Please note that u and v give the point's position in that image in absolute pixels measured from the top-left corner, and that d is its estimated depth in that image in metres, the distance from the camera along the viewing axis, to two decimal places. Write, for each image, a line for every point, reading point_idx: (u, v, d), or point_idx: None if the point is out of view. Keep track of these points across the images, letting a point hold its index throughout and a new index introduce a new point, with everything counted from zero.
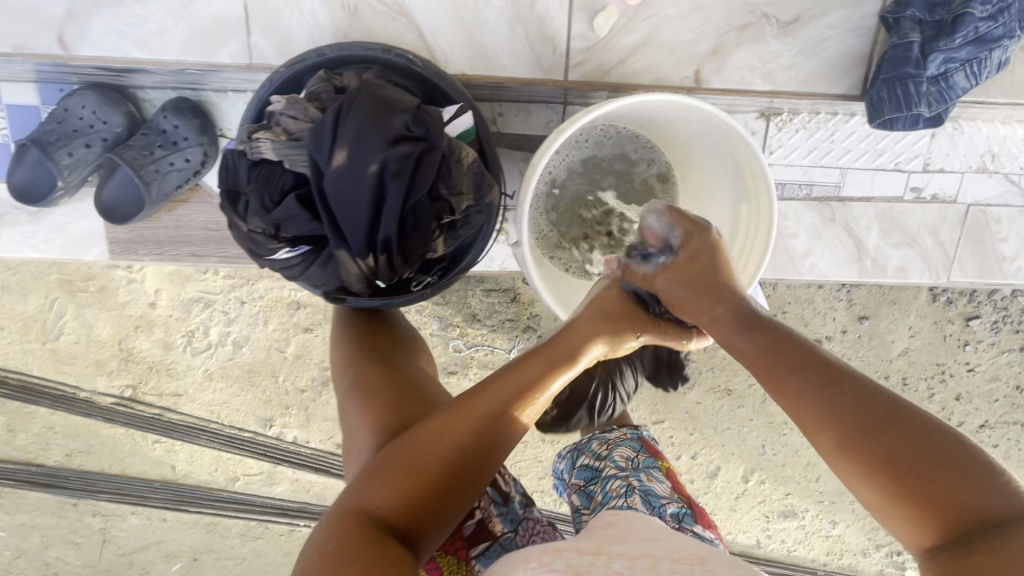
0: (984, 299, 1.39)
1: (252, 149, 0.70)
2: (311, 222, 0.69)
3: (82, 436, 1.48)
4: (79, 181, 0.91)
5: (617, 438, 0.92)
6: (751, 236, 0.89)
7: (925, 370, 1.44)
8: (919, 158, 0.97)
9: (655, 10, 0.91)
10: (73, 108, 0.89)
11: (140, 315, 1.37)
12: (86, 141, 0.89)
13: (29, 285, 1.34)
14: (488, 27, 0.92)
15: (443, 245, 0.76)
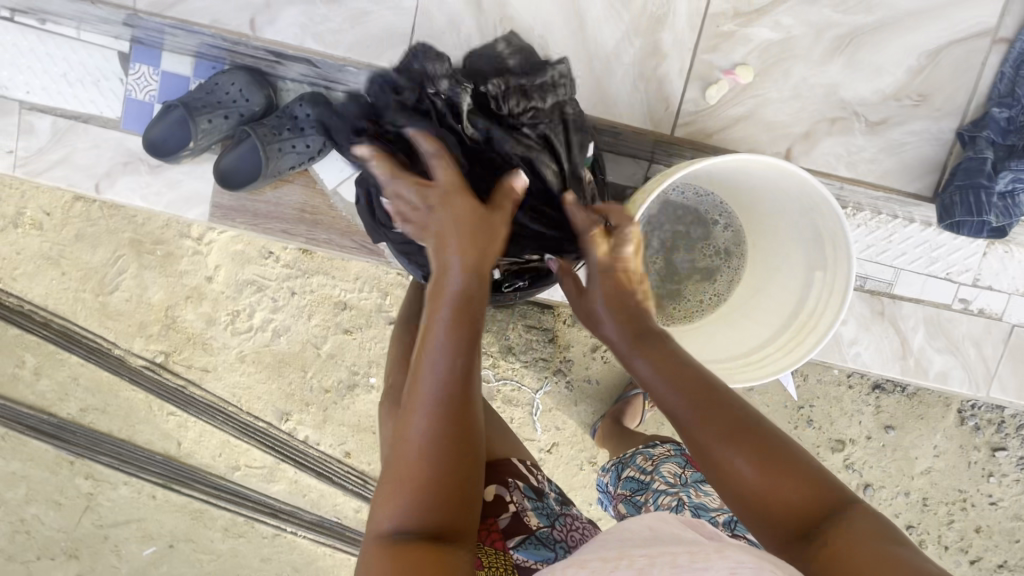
0: (1011, 432, 1.39)
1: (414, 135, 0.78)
2: None
3: (101, 394, 1.48)
4: (206, 146, 1.00)
5: (663, 454, 1.00)
6: (822, 301, 0.92)
7: (946, 495, 1.42)
8: (970, 272, 1.03)
9: (760, 92, 1.01)
10: (223, 83, 1.00)
11: (195, 287, 1.43)
12: (225, 112, 0.98)
13: (102, 238, 1.41)
14: (614, 79, 1.02)
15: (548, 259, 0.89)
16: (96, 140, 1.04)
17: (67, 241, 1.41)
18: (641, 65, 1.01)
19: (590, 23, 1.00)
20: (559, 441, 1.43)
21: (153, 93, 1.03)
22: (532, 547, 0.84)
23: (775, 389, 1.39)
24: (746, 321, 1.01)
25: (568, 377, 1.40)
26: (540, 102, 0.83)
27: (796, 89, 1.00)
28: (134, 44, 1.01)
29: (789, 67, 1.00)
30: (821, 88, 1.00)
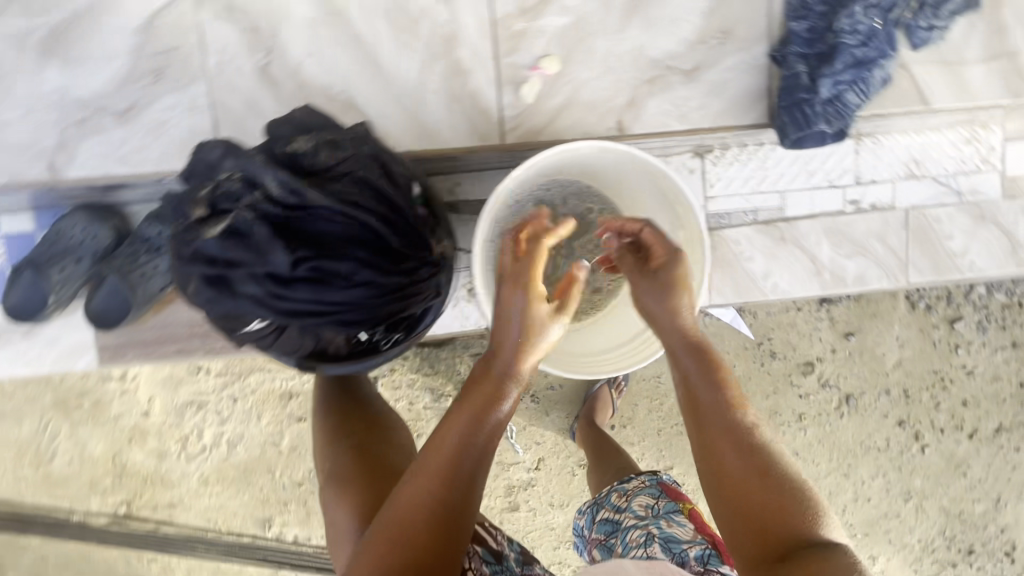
0: (962, 300, 1.41)
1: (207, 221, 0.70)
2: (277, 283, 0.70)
3: (75, 565, 1.41)
4: (70, 295, 0.96)
5: (637, 486, 0.96)
6: (693, 256, 0.96)
7: (924, 380, 1.43)
8: (850, 173, 1.00)
9: (571, 76, 1.02)
10: (66, 228, 0.95)
11: (134, 426, 1.37)
12: (77, 256, 0.94)
13: (23, 410, 1.35)
14: (426, 108, 1.02)
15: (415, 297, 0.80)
16: None
17: None
18: (450, 87, 1.02)
19: (386, 64, 1.00)
20: (544, 455, 1.41)
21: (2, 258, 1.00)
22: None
23: (731, 334, 1.39)
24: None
25: (532, 392, 1.38)
26: (302, 148, 0.76)
27: (605, 62, 1.01)
28: None
29: (591, 45, 1.01)
30: (628, 55, 1.01)
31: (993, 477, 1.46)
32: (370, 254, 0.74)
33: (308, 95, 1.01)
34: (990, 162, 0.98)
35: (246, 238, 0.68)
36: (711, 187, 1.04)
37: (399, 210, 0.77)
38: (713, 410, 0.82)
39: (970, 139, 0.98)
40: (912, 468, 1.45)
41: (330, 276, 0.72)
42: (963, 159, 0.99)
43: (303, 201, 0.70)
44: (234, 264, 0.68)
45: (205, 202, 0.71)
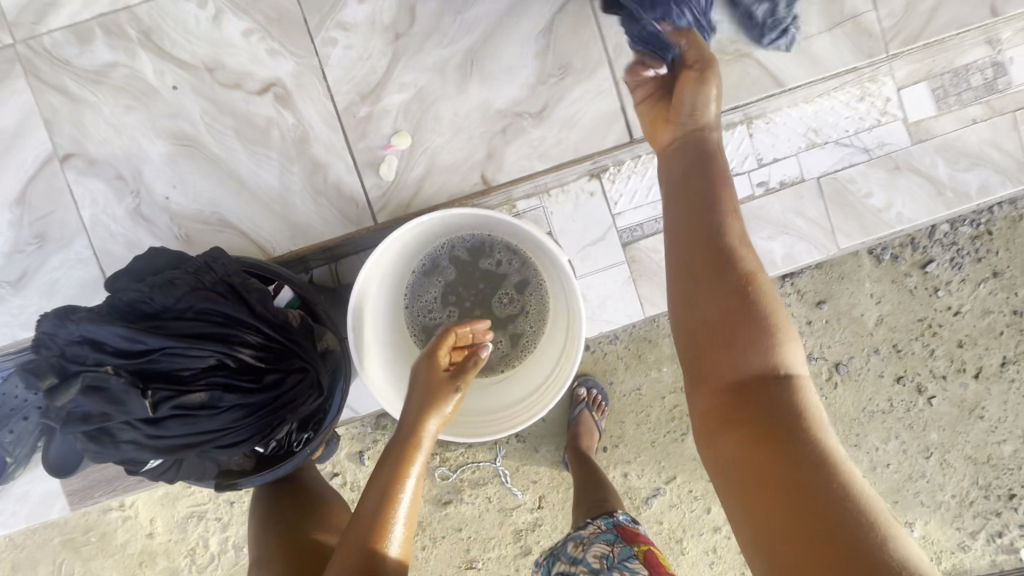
0: (928, 243, 1.36)
1: (61, 397, 0.73)
2: (155, 430, 0.75)
3: None
4: (28, 450, 0.93)
5: (593, 533, 0.96)
6: (572, 300, 0.87)
7: (911, 331, 1.37)
8: (751, 157, 0.95)
9: (427, 143, 1.05)
10: (9, 387, 0.92)
11: (142, 549, 1.39)
12: (23, 414, 0.90)
13: (36, 556, 1.39)
14: (296, 207, 1.06)
15: (303, 403, 0.86)
16: None
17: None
18: (310, 184, 1.05)
19: (244, 178, 1.05)
20: (544, 491, 1.39)
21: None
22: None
23: None
24: (556, 339, 0.93)
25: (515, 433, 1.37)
26: (139, 293, 0.77)
27: (454, 125, 1.04)
28: None
29: (436, 111, 1.04)
30: (475, 111, 1.04)
31: (1014, 413, 1.38)
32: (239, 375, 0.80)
33: (180, 223, 1.05)
34: (889, 112, 0.94)
35: (109, 392, 0.72)
36: (616, 204, 1.10)
37: (260, 329, 0.83)
38: (727, 358, 0.69)
39: (862, 96, 0.93)
40: (925, 423, 1.38)
41: (197, 407, 0.77)
42: (860, 116, 0.94)
43: (154, 347, 0.75)
44: (108, 420, 0.73)
45: (58, 374, 0.74)
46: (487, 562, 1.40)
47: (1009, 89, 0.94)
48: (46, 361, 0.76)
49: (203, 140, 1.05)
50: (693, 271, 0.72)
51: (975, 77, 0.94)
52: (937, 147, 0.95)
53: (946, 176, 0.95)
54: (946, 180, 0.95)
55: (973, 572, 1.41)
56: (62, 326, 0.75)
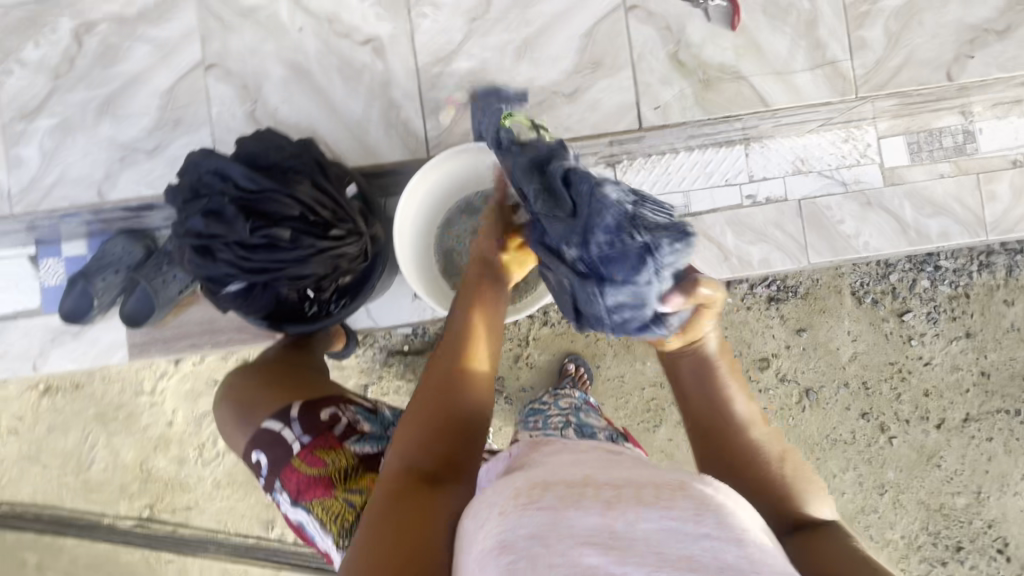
0: (908, 294, 1.48)
1: (191, 207, 0.72)
2: (235, 254, 0.72)
3: (104, 566, 1.57)
4: (109, 301, 1.10)
5: (563, 397, 1.07)
6: None
7: (881, 371, 1.49)
8: (744, 172, 1.11)
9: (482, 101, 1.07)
10: (109, 246, 1.11)
11: (159, 435, 1.57)
12: (114, 268, 1.09)
13: (69, 423, 1.57)
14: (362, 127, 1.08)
15: (334, 260, 0.76)
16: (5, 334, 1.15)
17: (41, 435, 1.58)
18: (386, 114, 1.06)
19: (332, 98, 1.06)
20: None
21: (60, 274, 1.15)
22: (373, 442, 0.82)
23: None
24: None
25: (504, 394, 1.51)
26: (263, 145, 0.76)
27: None
28: (39, 245, 1.15)
29: None
30: None
31: (970, 469, 1.47)
32: (318, 230, 0.74)
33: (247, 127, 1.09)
34: (868, 156, 1.10)
35: (222, 217, 0.71)
36: None
37: (330, 187, 0.77)
38: (728, 446, 0.72)
39: (847, 138, 1.10)
40: (883, 460, 1.48)
41: (278, 243, 0.73)
42: (843, 155, 1.10)
43: (259, 188, 0.72)
44: (204, 237, 0.72)
45: (190, 187, 0.73)
46: None
47: (976, 154, 1.10)
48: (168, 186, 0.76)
49: (318, 72, 1.07)
50: (727, 458, 0.71)
51: (947, 140, 1.10)
52: (907, 192, 1.10)
53: (912, 218, 1.10)
54: (912, 222, 1.10)
55: None
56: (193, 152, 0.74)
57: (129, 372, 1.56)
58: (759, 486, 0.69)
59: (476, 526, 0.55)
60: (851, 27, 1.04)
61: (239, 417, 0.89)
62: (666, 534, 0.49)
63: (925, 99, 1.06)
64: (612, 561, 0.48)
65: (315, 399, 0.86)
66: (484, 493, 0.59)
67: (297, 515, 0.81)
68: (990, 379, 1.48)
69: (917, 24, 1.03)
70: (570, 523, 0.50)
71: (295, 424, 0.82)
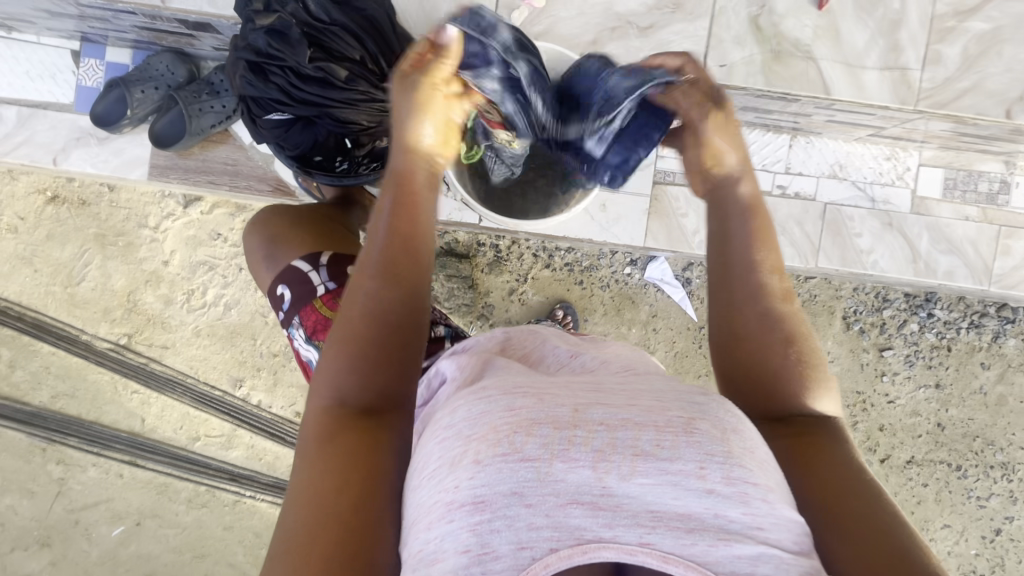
0: (894, 332, 1.52)
1: (255, 17, 0.78)
2: (287, 76, 0.80)
3: (71, 379, 1.62)
4: (143, 114, 1.11)
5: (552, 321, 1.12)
6: None
7: (846, 398, 1.54)
8: (782, 162, 1.13)
9: (555, 11, 1.00)
10: (153, 62, 1.11)
11: (153, 271, 1.59)
12: (155, 84, 1.10)
13: (69, 235, 1.59)
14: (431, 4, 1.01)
15: (377, 110, 0.84)
16: (32, 120, 1.15)
17: (39, 241, 1.60)
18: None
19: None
20: None
21: (99, 78, 1.15)
22: None
23: (678, 314, 1.54)
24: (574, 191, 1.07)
25: (491, 321, 1.54)
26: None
27: None
28: (83, 42, 1.14)
29: None
30: None
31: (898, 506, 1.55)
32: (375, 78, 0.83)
33: None
34: (903, 179, 1.13)
35: (285, 37, 0.78)
36: None
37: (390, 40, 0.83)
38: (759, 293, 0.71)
39: (889, 156, 1.13)
40: None
41: (335, 79, 0.81)
42: (881, 171, 1.13)
43: (331, 19, 0.80)
44: (258, 49, 0.79)
45: (263, 1, 0.79)
46: None
47: (1005, 207, 1.14)
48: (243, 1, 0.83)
49: None
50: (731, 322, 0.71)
51: (982, 185, 1.14)
52: (928, 224, 1.14)
53: (925, 250, 1.14)
54: (924, 254, 1.14)
55: None
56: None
57: (136, 203, 1.57)
58: (772, 336, 0.69)
59: (442, 460, 0.51)
60: (931, 38, 0.98)
61: (264, 254, 0.99)
62: (660, 490, 0.47)
63: (972, 139, 1.05)
64: (597, 520, 0.46)
65: (342, 254, 0.96)
66: (449, 416, 0.54)
67: (307, 352, 0.93)
68: (944, 432, 1.53)
69: (995, 53, 0.98)
70: (557, 479, 0.47)
71: (321, 270, 0.93)
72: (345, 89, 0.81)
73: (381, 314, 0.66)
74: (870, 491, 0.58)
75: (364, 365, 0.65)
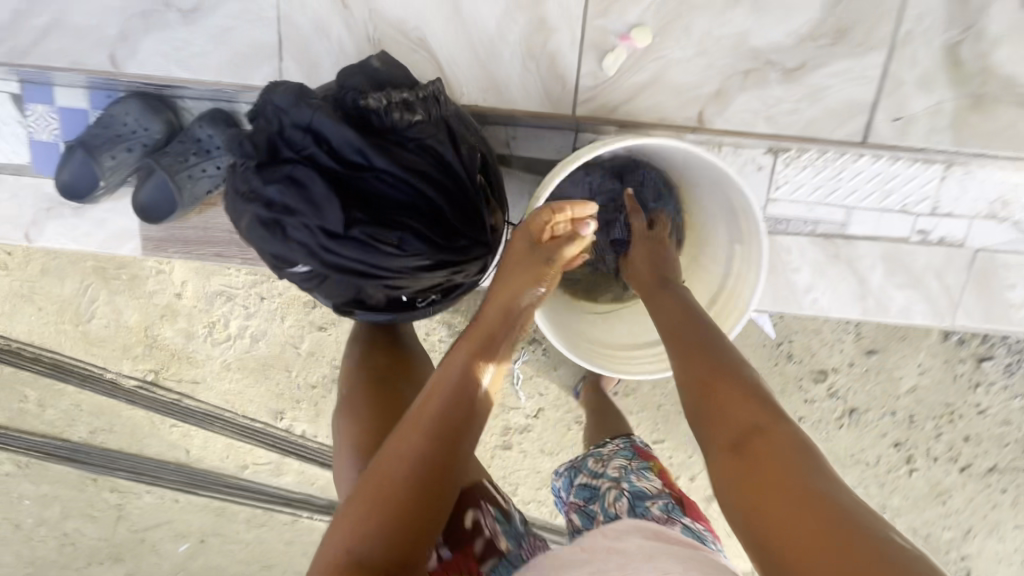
0: (998, 341, 1.36)
1: (273, 171, 0.69)
2: (313, 228, 0.68)
3: (106, 416, 1.55)
4: (119, 181, 0.93)
5: (611, 451, 0.90)
6: (740, 276, 0.94)
7: (933, 410, 1.42)
8: (929, 202, 1.03)
9: (664, 54, 0.99)
10: (119, 115, 0.93)
11: (166, 304, 1.44)
12: (127, 145, 0.92)
13: (67, 270, 1.42)
14: (502, 60, 1.01)
15: (429, 250, 0.71)
16: None
17: (35, 277, 1.43)
18: (528, 43, 1.00)
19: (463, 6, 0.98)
20: (545, 405, 1.47)
21: (55, 131, 0.99)
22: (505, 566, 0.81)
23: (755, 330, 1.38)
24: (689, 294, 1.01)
25: (543, 346, 1.41)
26: (377, 106, 0.71)
27: (701, 45, 0.99)
28: (25, 83, 0.98)
29: (689, 22, 0.98)
30: (730, 38, 0.98)
31: (971, 510, 1.50)
32: (428, 227, 0.71)
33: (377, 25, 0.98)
34: None
35: (309, 191, 0.68)
36: (777, 188, 1.05)
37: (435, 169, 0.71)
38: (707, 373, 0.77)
39: None
40: (894, 487, 1.48)
41: (378, 229, 0.68)
42: None
43: (370, 166, 0.69)
44: (283, 206, 0.68)
45: (272, 149, 0.70)
46: None
47: None
48: (259, 131, 0.71)
49: None
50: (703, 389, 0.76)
51: None
52: None
53: None
54: None
55: None
56: (296, 105, 0.69)
57: None
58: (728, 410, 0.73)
59: None
60: None
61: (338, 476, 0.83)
62: None
63: None
64: None
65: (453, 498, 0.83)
66: None
67: None
68: None
69: None
70: None
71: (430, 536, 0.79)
72: (380, 234, 0.69)
73: (411, 474, 0.59)
74: (849, 512, 0.58)
75: (383, 521, 0.58)
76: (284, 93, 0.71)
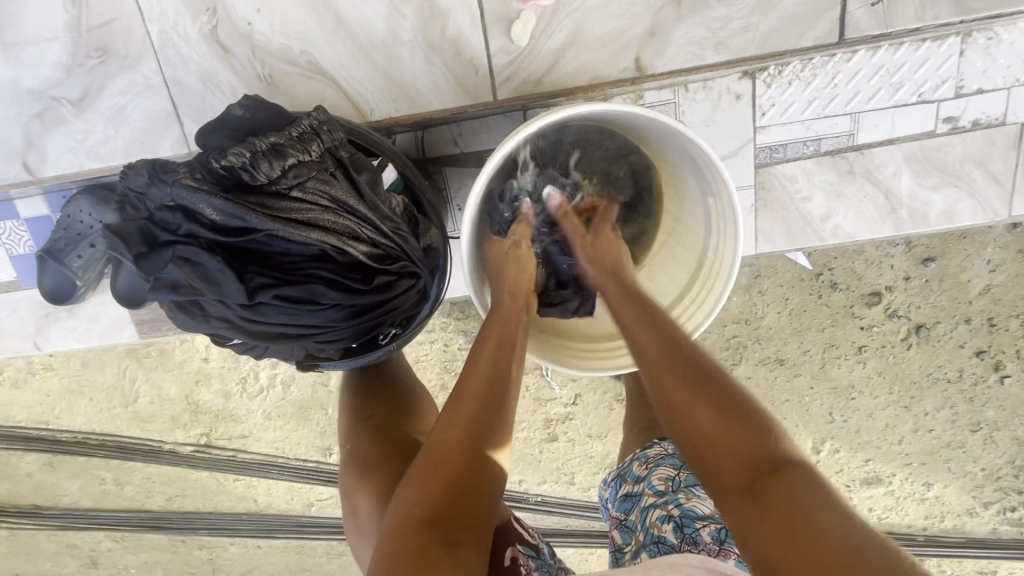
0: None
1: (165, 257, 0.75)
2: (232, 298, 0.77)
3: (176, 482, 1.64)
4: (96, 276, 1.12)
5: (658, 456, 0.95)
6: (721, 232, 0.84)
7: (1014, 307, 1.25)
8: (950, 83, 1.03)
9: (578, 5, 1.02)
10: (75, 214, 1.07)
11: (197, 370, 1.48)
12: (90, 242, 1.08)
13: (102, 358, 1.49)
14: (403, 63, 1.07)
15: (339, 290, 0.80)
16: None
17: (78, 370, 1.51)
18: (426, 31, 1.05)
19: (349, 17, 1.05)
20: (581, 390, 1.42)
21: (29, 243, 1.18)
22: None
23: (787, 264, 1.26)
24: (683, 258, 0.92)
25: None
26: (241, 161, 0.75)
27: None
28: None
29: None
30: None
31: None
32: (337, 269, 0.80)
33: (262, 61, 1.08)
34: None
35: (210, 271, 0.76)
36: (765, 114, 1.06)
37: (318, 215, 0.78)
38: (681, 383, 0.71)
39: None
40: (985, 400, 1.33)
41: (296, 290, 0.78)
42: None
43: (253, 227, 0.76)
44: (198, 295, 0.77)
45: (146, 242, 0.77)
46: (515, 439, 1.50)
47: None
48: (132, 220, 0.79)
49: None
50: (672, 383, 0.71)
51: None
52: None
53: None
54: None
55: (970, 534, 1.45)
56: (159, 191, 0.76)
57: None
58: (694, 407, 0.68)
59: None
60: None
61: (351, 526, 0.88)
62: None
63: None
64: None
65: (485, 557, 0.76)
66: None
67: None
68: None
69: None
70: None
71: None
72: (287, 288, 0.78)
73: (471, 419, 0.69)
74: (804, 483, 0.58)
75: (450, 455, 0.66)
76: (150, 184, 0.77)
